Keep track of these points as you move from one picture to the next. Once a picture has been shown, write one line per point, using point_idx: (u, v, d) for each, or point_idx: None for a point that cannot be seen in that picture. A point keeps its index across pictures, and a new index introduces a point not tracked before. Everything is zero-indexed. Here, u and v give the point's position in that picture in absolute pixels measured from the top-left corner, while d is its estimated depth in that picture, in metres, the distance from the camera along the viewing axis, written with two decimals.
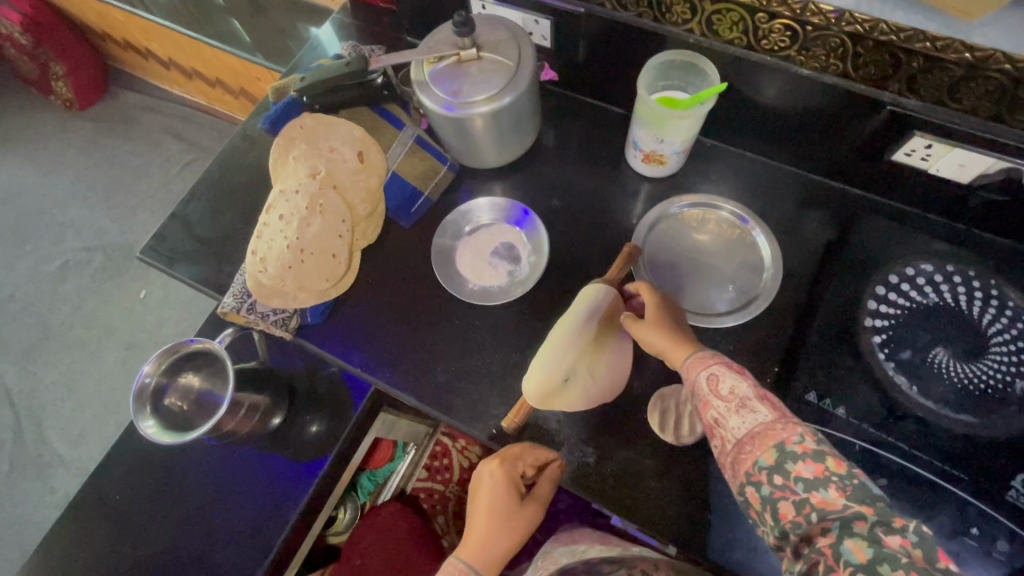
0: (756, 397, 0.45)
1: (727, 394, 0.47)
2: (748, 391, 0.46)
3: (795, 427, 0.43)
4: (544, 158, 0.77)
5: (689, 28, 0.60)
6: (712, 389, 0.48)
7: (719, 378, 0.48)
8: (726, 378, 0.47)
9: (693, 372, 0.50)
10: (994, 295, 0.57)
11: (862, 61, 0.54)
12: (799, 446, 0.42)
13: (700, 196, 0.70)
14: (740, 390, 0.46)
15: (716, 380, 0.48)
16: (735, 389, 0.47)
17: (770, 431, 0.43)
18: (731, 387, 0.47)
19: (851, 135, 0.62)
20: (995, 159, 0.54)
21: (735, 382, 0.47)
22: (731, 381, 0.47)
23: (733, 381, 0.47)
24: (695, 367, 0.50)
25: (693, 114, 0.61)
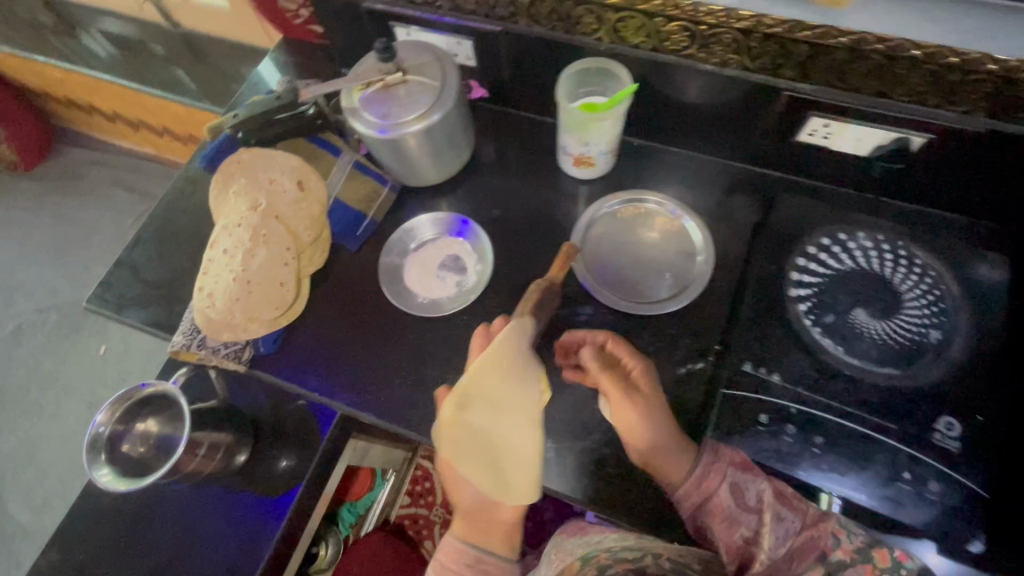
0: (777, 502, 0.50)
1: (756, 505, 0.50)
2: (773, 497, 0.50)
3: (826, 527, 0.48)
4: (485, 171, 0.79)
5: (598, 37, 0.64)
6: (733, 489, 0.51)
7: (742, 488, 0.51)
8: (725, 458, 0.53)
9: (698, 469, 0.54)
10: (902, 256, 0.61)
11: (755, 53, 0.58)
12: (842, 552, 0.47)
13: (626, 192, 0.74)
14: (753, 487, 0.51)
15: (735, 489, 0.51)
16: (756, 489, 0.51)
17: (806, 536, 0.48)
18: (755, 495, 0.50)
19: (763, 119, 0.66)
20: (886, 131, 0.59)
21: (726, 461, 0.53)
22: (754, 487, 0.51)
23: (747, 478, 0.51)
24: (709, 474, 0.52)
25: (614, 113, 0.64)
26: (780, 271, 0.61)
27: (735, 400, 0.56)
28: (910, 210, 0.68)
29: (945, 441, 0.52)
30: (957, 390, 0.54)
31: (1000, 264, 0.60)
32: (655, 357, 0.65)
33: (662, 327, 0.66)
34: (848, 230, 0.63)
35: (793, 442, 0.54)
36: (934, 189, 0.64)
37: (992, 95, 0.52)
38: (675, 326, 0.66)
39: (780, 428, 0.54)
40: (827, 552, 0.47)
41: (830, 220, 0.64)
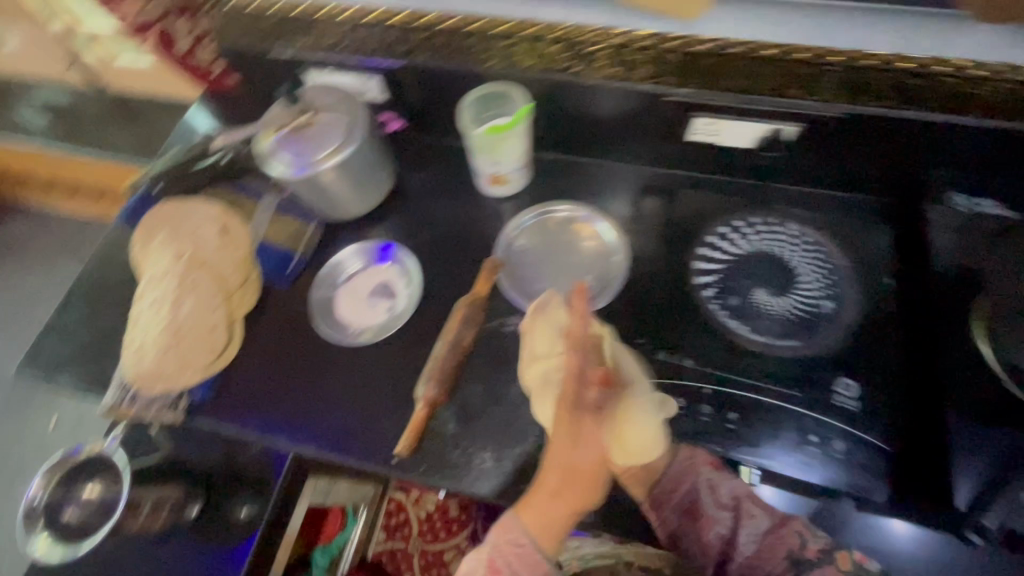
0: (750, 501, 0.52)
1: (730, 502, 0.52)
2: (745, 495, 0.52)
3: (793, 527, 0.51)
4: (409, 197, 0.80)
5: (490, 64, 0.67)
6: (705, 486, 0.53)
7: (717, 485, 0.52)
8: (699, 454, 0.54)
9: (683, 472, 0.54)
10: (792, 235, 0.67)
11: (633, 64, 0.62)
12: (808, 551, 0.50)
13: (537, 205, 0.77)
14: (727, 485, 0.53)
15: (712, 486, 0.53)
16: (732, 485, 0.53)
17: (776, 534, 0.51)
18: (731, 493, 0.52)
19: (654, 124, 0.69)
20: (764, 125, 0.62)
21: (700, 457, 0.54)
22: (729, 487, 0.52)
23: (721, 476, 0.53)
24: (682, 466, 0.54)
25: (516, 132, 0.69)
26: (684, 265, 0.68)
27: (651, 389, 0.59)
28: (812, 193, 0.70)
29: (844, 401, 0.56)
30: (851, 356, 0.59)
31: (880, 232, 0.66)
32: None
33: None
34: (743, 218, 0.69)
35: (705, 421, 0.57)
36: (824, 172, 0.67)
37: (844, 81, 0.58)
38: None
39: (695, 409, 0.58)
40: (799, 550, 0.50)
41: (726, 213, 0.70)
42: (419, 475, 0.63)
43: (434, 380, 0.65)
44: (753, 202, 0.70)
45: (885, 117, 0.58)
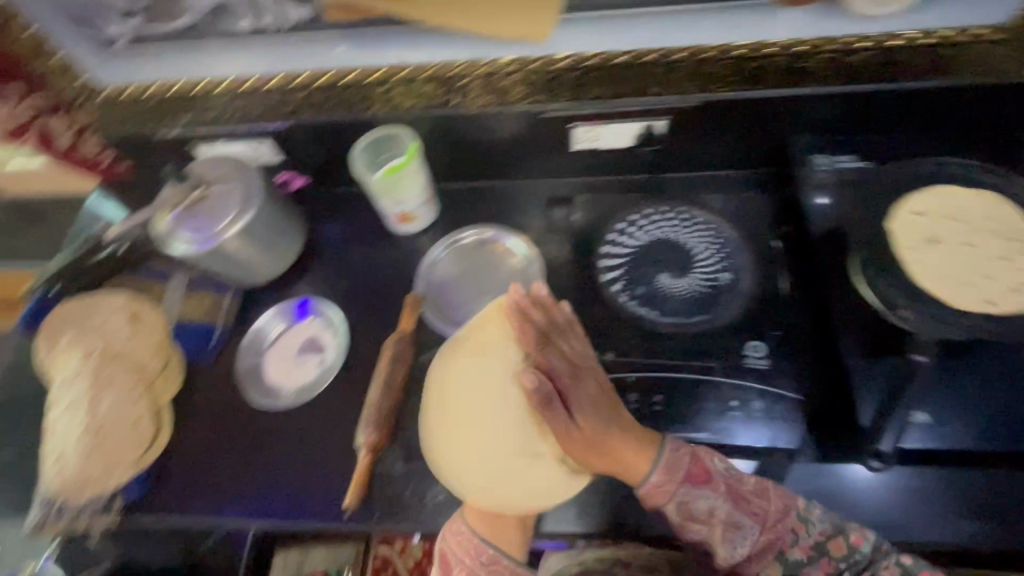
0: (734, 510, 0.52)
1: (705, 517, 0.52)
2: (725, 508, 0.52)
3: (787, 525, 0.52)
4: (324, 249, 0.80)
5: (371, 111, 0.70)
6: (679, 506, 0.53)
7: (691, 500, 0.53)
8: (676, 474, 0.53)
9: (657, 496, 0.53)
10: (683, 218, 0.72)
11: (504, 88, 0.67)
12: (799, 549, 0.52)
13: (443, 236, 0.79)
14: (701, 497, 0.52)
15: (687, 502, 0.53)
16: (706, 502, 0.52)
17: (765, 537, 0.52)
18: (704, 508, 0.52)
19: (539, 140, 0.73)
20: (638, 124, 0.67)
21: (676, 478, 0.53)
22: (707, 502, 0.52)
23: (697, 491, 0.53)
24: (657, 492, 0.53)
25: (411, 170, 0.71)
26: (591, 265, 0.72)
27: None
28: (694, 174, 0.75)
29: (755, 359, 0.62)
30: (751, 319, 0.64)
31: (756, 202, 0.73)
32: None
33: None
34: (635, 212, 0.74)
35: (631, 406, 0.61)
36: (699, 155, 0.72)
37: (692, 73, 0.63)
38: None
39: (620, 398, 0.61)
40: (785, 549, 0.52)
41: (620, 210, 0.74)
42: (376, 521, 0.63)
43: (372, 425, 0.65)
44: (641, 195, 0.75)
45: (732, 99, 0.64)
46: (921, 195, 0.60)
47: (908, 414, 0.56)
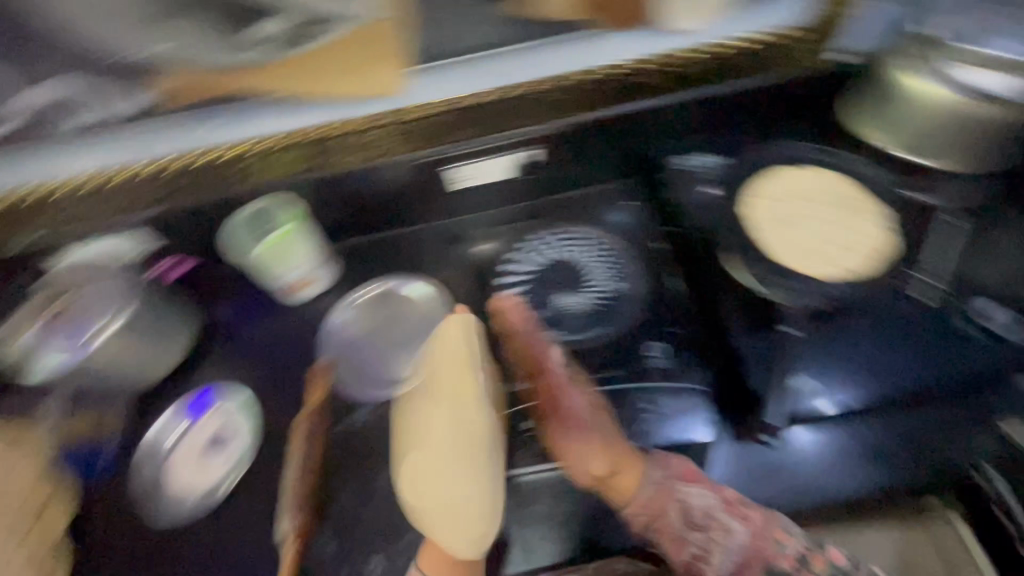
0: (728, 515, 0.62)
1: (704, 519, 0.62)
2: (720, 511, 0.62)
3: (773, 535, 0.62)
4: (215, 333, 0.76)
5: (243, 187, 0.69)
6: (680, 504, 0.62)
7: (688, 504, 0.62)
8: (672, 471, 0.63)
9: (661, 500, 0.62)
10: (572, 236, 0.76)
11: (370, 143, 0.69)
12: (784, 559, 0.61)
13: (341, 300, 0.77)
14: (694, 498, 0.62)
15: (684, 503, 0.62)
16: (702, 503, 0.63)
17: (754, 543, 0.61)
18: (701, 507, 0.62)
19: (421, 189, 0.75)
20: (509, 156, 0.72)
21: (674, 477, 0.63)
22: (703, 506, 0.63)
23: (690, 489, 0.63)
24: (661, 494, 0.62)
25: (295, 239, 0.70)
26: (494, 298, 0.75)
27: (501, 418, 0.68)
28: (578, 193, 0.78)
29: (654, 359, 0.67)
30: (649, 321, 0.69)
31: (627, 210, 0.76)
32: None
33: None
34: (528, 241, 0.76)
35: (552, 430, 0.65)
36: (575, 173, 0.76)
37: (545, 102, 0.69)
38: None
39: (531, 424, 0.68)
40: (771, 559, 0.61)
41: (512, 241, 0.77)
42: None
43: (297, 511, 0.64)
44: (531, 221, 0.77)
45: (588, 119, 0.71)
46: (773, 179, 0.68)
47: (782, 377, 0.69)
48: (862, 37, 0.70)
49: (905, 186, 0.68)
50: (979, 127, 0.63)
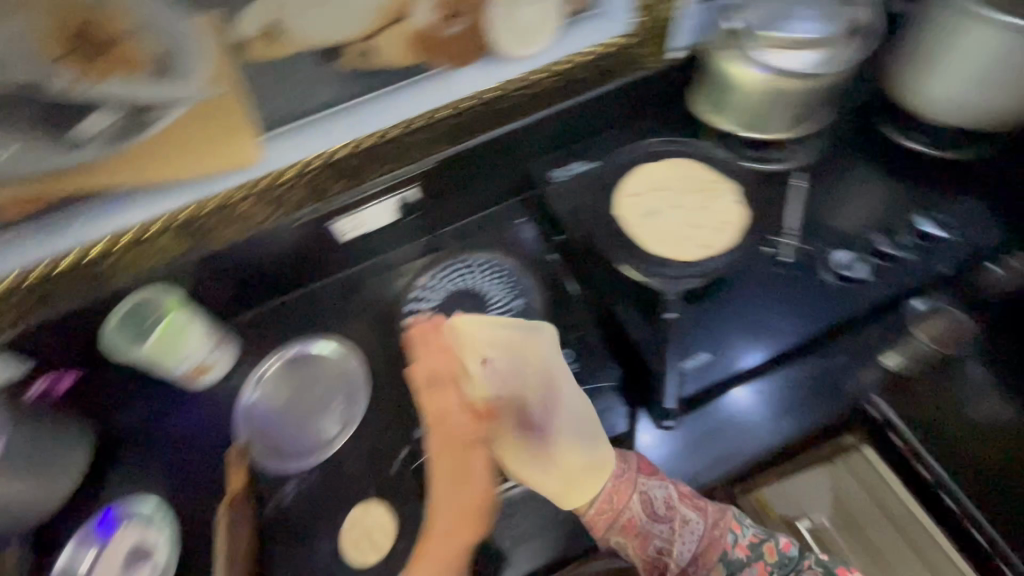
0: (685, 504, 0.62)
1: (665, 510, 0.61)
2: (676, 500, 0.62)
3: (726, 524, 0.61)
4: (120, 441, 0.72)
5: (116, 284, 0.66)
6: (642, 496, 0.62)
7: (649, 494, 0.62)
8: (631, 463, 0.64)
9: (624, 495, 0.62)
10: (465, 264, 0.80)
11: (244, 214, 0.68)
12: (739, 546, 0.60)
13: (248, 377, 0.76)
14: (655, 488, 0.63)
15: (646, 492, 0.62)
16: (662, 494, 0.62)
17: (710, 535, 0.61)
18: (663, 497, 0.62)
19: (308, 249, 0.76)
20: (387, 200, 0.74)
21: (632, 468, 0.64)
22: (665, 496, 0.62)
23: (649, 482, 0.63)
24: (622, 484, 0.62)
25: (181, 324, 0.69)
26: (399, 343, 0.77)
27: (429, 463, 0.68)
28: (462, 226, 0.85)
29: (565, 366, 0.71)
30: None
31: (528, 223, 0.84)
32: (369, 476, 0.69)
33: (363, 443, 0.71)
34: (417, 284, 0.79)
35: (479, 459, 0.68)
36: (458, 208, 0.83)
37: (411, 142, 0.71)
38: (371, 436, 0.72)
39: None
40: (726, 549, 0.60)
41: (405, 286, 0.80)
42: None
43: None
44: (424, 260, 0.83)
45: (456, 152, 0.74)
46: (629, 179, 0.74)
47: (679, 365, 0.67)
48: (687, 33, 0.76)
49: (746, 158, 0.77)
50: (798, 100, 0.71)
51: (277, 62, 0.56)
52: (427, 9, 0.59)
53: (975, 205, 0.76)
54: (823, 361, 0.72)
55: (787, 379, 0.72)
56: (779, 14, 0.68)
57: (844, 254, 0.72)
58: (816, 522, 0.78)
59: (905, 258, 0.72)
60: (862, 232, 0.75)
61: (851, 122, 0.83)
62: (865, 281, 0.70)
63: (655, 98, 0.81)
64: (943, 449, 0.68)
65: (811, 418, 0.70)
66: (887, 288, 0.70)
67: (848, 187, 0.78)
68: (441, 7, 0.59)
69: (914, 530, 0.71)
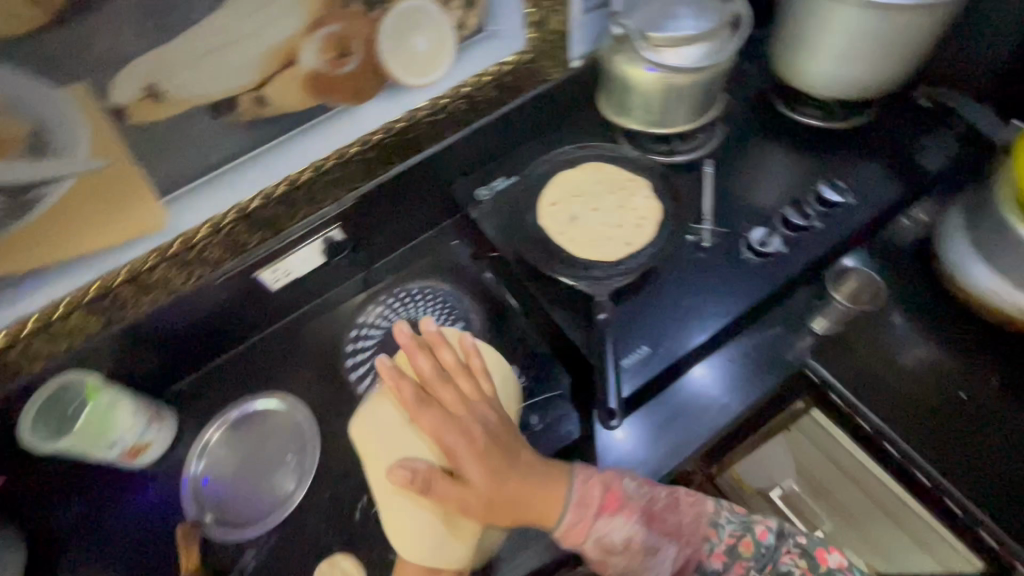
0: (652, 533, 0.55)
1: (627, 549, 0.54)
2: (641, 535, 0.55)
3: (701, 536, 0.57)
4: (62, 540, 0.68)
5: (31, 374, 0.63)
6: (598, 540, 0.54)
7: (608, 535, 0.54)
8: (590, 504, 0.55)
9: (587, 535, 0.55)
10: (404, 296, 0.81)
11: (159, 280, 0.65)
12: (715, 556, 0.57)
13: (191, 449, 0.73)
14: (617, 528, 0.54)
15: (603, 536, 0.54)
16: (623, 534, 0.54)
17: (685, 555, 0.56)
18: (623, 538, 0.54)
19: (238, 306, 0.74)
20: (312, 243, 0.73)
21: (592, 510, 0.54)
22: (626, 533, 0.54)
23: (612, 522, 0.54)
24: (580, 530, 0.54)
25: (110, 401, 0.66)
26: (345, 385, 0.76)
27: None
28: (395, 258, 0.85)
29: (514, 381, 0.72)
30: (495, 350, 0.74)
31: (464, 242, 0.85)
32: (332, 529, 0.67)
33: (320, 495, 0.69)
34: (362, 315, 0.80)
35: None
36: (388, 243, 0.83)
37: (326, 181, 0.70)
38: (328, 486, 0.69)
39: None
40: (702, 559, 0.57)
41: (349, 320, 0.81)
42: None
43: None
44: (363, 295, 0.83)
45: (374, 186, 0.73)
46: (548, 189, 0.79)
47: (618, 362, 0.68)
48: (581, 43, 0.79)
49: (651, 152, 0.84)
50: (693, 92, 0.75)
51: (162, 125, 0.53)
52: (313, 51, 0.58)
53: (872, 167, 0.81)
54: (759, 335, 0.75)
55: (728, 356, 0.73)
56: (660, 15, 0.71)
57: (759, 231, 0.76)
58: (785, 488, 0.94)
59: (814, 227, 0.76)
60: (772, 208, 0.79)
61: (745, 106, 0.89)
62: (783, 254, 0.74)
63: (562, 107, 0.85)
64: (879, 399, 0.70)
65: (759, 392, 0.71)
66: (807, 258, 0.74)
67: (753, 167, 0.83)
68: (328, 47, 0.58)
69: (858, 472, 0.80)
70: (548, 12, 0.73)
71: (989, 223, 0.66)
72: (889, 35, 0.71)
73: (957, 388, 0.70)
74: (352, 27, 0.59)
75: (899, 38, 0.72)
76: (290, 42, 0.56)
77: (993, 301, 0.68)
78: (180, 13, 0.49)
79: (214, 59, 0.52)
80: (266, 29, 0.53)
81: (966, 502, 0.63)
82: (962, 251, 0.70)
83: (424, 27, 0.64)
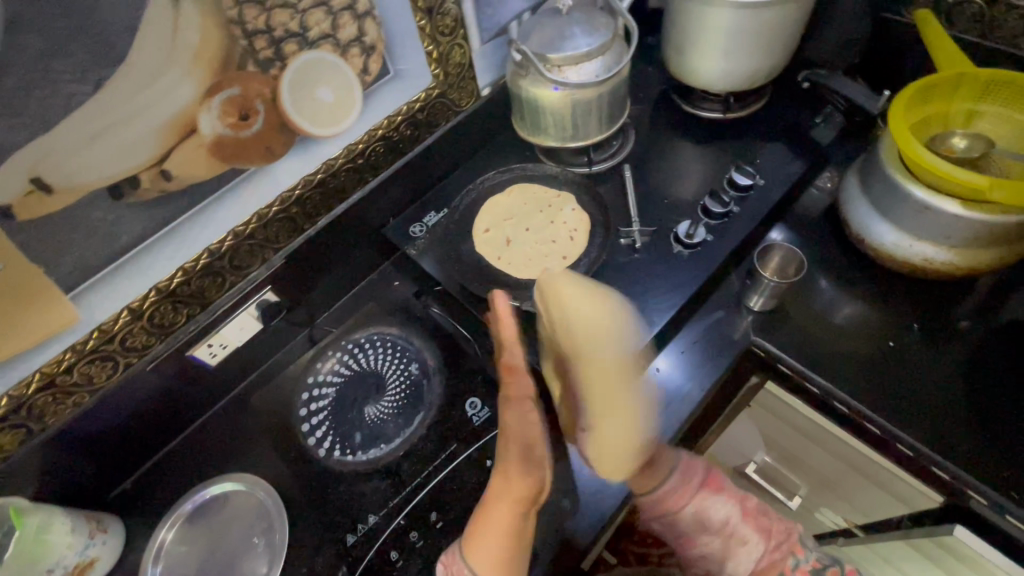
0: (743, 522, 0.65)
1: (722, 526, 0.65)
2: (736, 517, 0.65)
3: (785, 549, 0.65)
4: None
5: None
6: (699, 510, 0.65)
7: (707, 508, 0.65)
8: (694, 479, 0.66)
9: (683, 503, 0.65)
10: (351, 346, 0.78)
11: (81, 376, 0.60)
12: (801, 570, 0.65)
13: (147, 554, 0.66)
14: (717, 504, 0.66)
15: (705, 506, 0.65)
16: (722, 512, 0.65)
17: (768, 554, 0.65)
18: (722, 516, 0.65)
19: (175, 389, 0.71)
20: (246, 309, 0.71)
21: (695, 484, 0.66)
22: (722, 511, 0.65)
23: (712, 496, 0.66)
24: (680, 495, 0.65)
25: (40, 523, 0.59)
26: (304, 451, 0.72)
27: (371, 566, 0.62)
28: (336, 309, 0.84)
29: (478, 414, 0.71)
30: (452, 385, 0.74)
31: (405, 281, 0.85)
32: None
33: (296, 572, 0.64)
34: (312, 374, 0.77)
35: (422, 543, 0.63)
36: (326, 296, 0.81)
37: (251, 243, 0.67)
38: (303, 560, 0.65)
39: (404, 550, 0.63)
40: (786, 571, 0.65)
41: (299, 381, 0.77)
42: None
43: None
44: (310, 354, 0.80)
45: (301, 240, 0.73)
46: (478, 218, 0.80)
47: None
48: (485, 72, 0.82)
49: (567, 165, 0.87)
50: (599, 104, 0.78)
51: (55, 217, 0.50)
52: (212, 116, 0.56)
53: (775, 149, 0.86)
54: (703, 320, 0.78)
55: (682, 346, 0.76)
56: (556, 33, 0.73)
57: (685, 224, 0.78)
58: (758, 463, 1.01)
59: (733, 212, 0.80)
60: (692, 201, 0.83)
61: (648, 111, 0.94)
62: (711, 241, 0.78)
63: (478, 138, 0.88)
64: (823, 363, 0.74)
65: (716, 374, 0.73)
66: (732, 239, 0.78)
67: (667, 165, 0.87)
68: (228, 111, 0.57)
69: (815, 432, 0.83)
70: (448, 47, 0.74)
71: (882, 181, 0.71)
72: (763, 29, 0.77)
73: (888, 338, 0.75)
74: (251, 88, 0.58)
75: (772, 31, 0.78)
76: (186, 111, 0.54)
77: (897, 254, 0.74)
78: (58, 97, 0.46)
79: (105, 140, 0.50)
80: (159, 102, 0.51)
81: (913, 441, 0.67)
82: (864, 212, 0.76)
83: (325, 78, 0.63)
